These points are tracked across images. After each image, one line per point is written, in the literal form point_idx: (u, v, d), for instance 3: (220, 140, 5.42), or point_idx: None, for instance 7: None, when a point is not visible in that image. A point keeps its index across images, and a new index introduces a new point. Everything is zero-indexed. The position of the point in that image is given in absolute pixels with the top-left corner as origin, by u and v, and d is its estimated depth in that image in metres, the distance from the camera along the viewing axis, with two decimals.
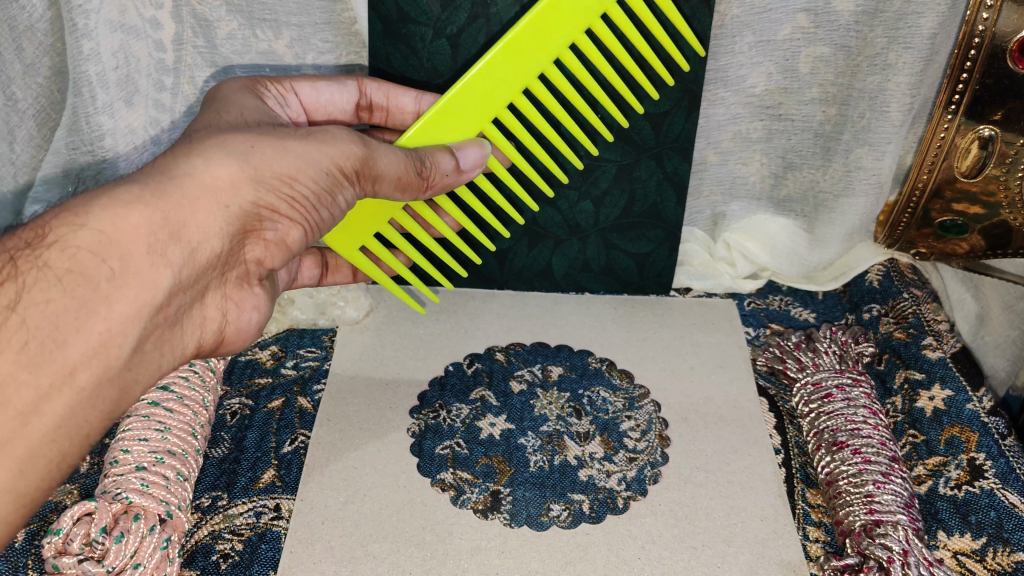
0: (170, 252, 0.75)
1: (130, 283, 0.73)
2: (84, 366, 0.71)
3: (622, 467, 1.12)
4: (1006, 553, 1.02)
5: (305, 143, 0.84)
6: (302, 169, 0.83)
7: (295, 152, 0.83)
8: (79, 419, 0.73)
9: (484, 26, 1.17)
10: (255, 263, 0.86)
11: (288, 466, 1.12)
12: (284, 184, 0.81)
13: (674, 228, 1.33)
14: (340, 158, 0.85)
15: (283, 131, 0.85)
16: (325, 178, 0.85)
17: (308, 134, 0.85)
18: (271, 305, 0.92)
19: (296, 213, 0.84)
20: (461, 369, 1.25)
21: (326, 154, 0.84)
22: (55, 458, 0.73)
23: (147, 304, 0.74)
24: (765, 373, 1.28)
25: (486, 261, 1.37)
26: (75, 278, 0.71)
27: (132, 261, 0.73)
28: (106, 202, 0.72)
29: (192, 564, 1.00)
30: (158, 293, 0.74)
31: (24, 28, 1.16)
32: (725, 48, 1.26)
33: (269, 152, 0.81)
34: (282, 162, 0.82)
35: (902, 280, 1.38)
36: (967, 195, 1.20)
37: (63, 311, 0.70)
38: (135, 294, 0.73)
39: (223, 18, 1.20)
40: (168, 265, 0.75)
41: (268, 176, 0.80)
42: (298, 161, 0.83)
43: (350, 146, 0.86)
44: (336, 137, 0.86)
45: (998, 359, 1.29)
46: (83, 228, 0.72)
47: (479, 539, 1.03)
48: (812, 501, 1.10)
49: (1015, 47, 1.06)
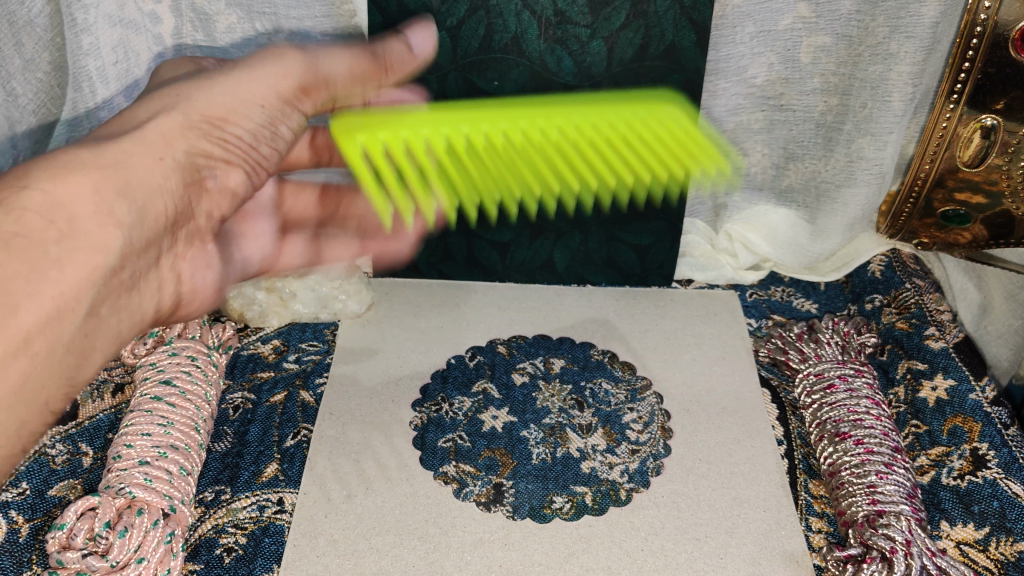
0: (119, 211, 0.71)
1: (81, 245, 0.69)
2: (39, 333, 0.66)
3: (624, 459, 1.12)
4: (1009, 543, 1.02)
5: (232, 80, 0.81)
6: (235, 105, 0.80)
7: (223, 89, 0.80)
8: (34, 385, 0.68)
9: (484, 18, 1.18)
10: (204, 218, 0.84)
11: (292, 459, 1.12)
12: (216, 126, 0.79)
13: (676, 219, 1.33)
14: (275, 82, 0.82)
15: (211, 73, 0.83)
16: (262, 114, 0.82)
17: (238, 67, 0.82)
18: (224, 262, 0.90)
19: (233, 155, 0.81)
20: (463, 361, 1.25)
21: (260, 84, 0.81)
22: (12, 427, 0.68)
23: (101, 266, 0.70)
24: (768, 363, 1.28)
25: (486, 251, 1.37)
26: (20, 241, 0.65)
27: (82, 221, 0.69)
28: (46, 164, 0.69)
29: (195, 557, 1.00)
30: (110, 255, 0.71)
31: (23, 23, 1.12)
32: (726, 37, 1.26)
33: (196, 90, 0.79)
34: (214, 100, 0.79)
35: (904, 270, 1.38)
36: (970, 184, 1.20)
37: (10, 275, 0.64)
38: (87, 256, 0.69)
39: (222, 12, 1.21)
40: (118, 225, 0.71)
41: (198, 121, 0.78)
42: (229, 99, 0.80)
43: (278, 68, 0.82)
44: (263, 63, 0.83)
45: (1000, 347, 1.29)
46: (27, 189, 0.67)
47: (482, 531, 1.03)
48: (815, 491, 1.10)
49: (1016, 35, 1.06)
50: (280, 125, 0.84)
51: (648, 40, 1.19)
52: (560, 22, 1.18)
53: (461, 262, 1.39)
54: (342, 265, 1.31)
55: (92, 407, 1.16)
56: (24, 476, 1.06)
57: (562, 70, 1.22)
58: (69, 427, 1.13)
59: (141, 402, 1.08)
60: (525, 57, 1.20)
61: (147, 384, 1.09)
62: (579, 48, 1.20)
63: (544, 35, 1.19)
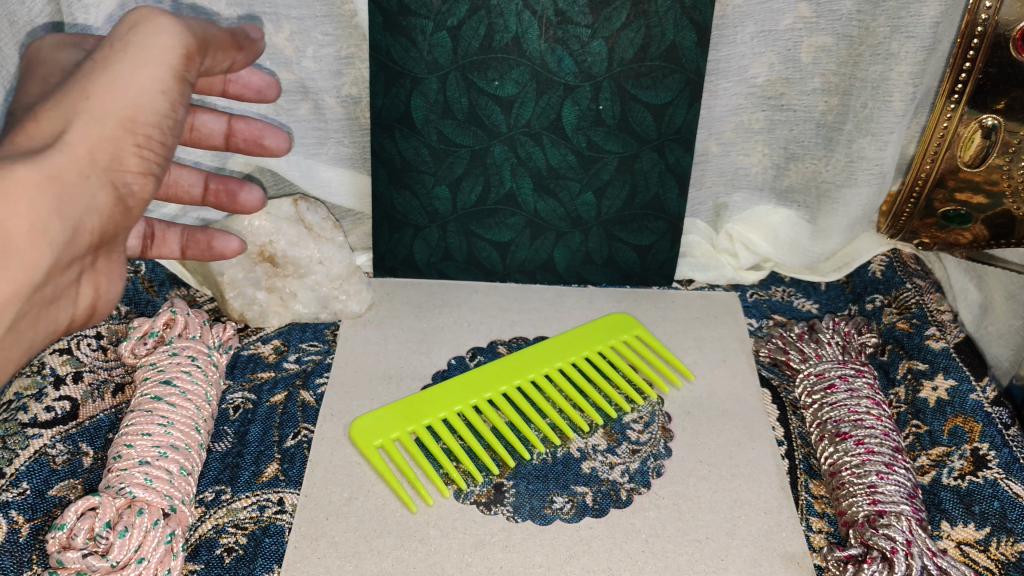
0: (52, 230, 0.69)
1: (10, 262, 0.67)
2: None
3: (625, 459, 1.12)
4: (1009, 543, 1.01)
5: (126, 63, 0.73)
6: (143, 99, 0.74)
7: (124, 80, 0.73)
8: None
9: (485, 18, 1.18)
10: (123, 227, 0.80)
11: (292, 460, 1.12)
12: (129, 130, 0.73)
13: (677, 220, 1.34)
14: (172, 67, 0.75)
15: (93, 62, 0.74)
16: (164, 103, 0.75)
17: (126, 47, 0.74)
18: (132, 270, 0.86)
19: (153, 165, 0.77)
20: (463, 362, 1.25)
21: (159, 67, 0.75)
22: None
23: (24, 285, 0.69)
24: (768, 363, 1.28)
25: (487, 251, 1.37)
26: None
27: (13, 239, 0.67)
28: None
29: (196, 558, 1.00)
30: (36, 273, 0.70)
31: (24, 23, 1.14)
32: (726, 37, 1.26)
33: (100, 86, 0.72)
34: (120, 95, 0.73)
35: (905, 270, 1.37)
36: (970, 184, 1.20)
37: None
38: (13, 276, 0.68)
39: (223, 12, 1.21)
40: (49, 244, 0.70)
41: (110, 124, 0.72)
42: (134, 98, 0.73)
43: (167, 40, 0.75)
44: (149, 40, 0.75)
45: (1002, 348, 1.28)
46: None
47: (483, 533, 1.03)
48: (816, 492, 1.10)
49: (1018, 35, 1.06)
50: (182, 110, 0.78)
51: (649, 40, 1.19)
52: (560, 22, 1.18)
53: (461, 262, 1.38)
54: (342, 265, 1.31)
55: (92, 406, 1.15)
56: (25, 476, 1.05)
57: (562, 70, 1.22)
58: (69, 427, 1.12)
59: (141, 402, 1.07)
60: (525, 57, 1.20)
61: (148, 384, 1.09)
62: (580, 48, 1.20)
63: (545, 35, 1.19)
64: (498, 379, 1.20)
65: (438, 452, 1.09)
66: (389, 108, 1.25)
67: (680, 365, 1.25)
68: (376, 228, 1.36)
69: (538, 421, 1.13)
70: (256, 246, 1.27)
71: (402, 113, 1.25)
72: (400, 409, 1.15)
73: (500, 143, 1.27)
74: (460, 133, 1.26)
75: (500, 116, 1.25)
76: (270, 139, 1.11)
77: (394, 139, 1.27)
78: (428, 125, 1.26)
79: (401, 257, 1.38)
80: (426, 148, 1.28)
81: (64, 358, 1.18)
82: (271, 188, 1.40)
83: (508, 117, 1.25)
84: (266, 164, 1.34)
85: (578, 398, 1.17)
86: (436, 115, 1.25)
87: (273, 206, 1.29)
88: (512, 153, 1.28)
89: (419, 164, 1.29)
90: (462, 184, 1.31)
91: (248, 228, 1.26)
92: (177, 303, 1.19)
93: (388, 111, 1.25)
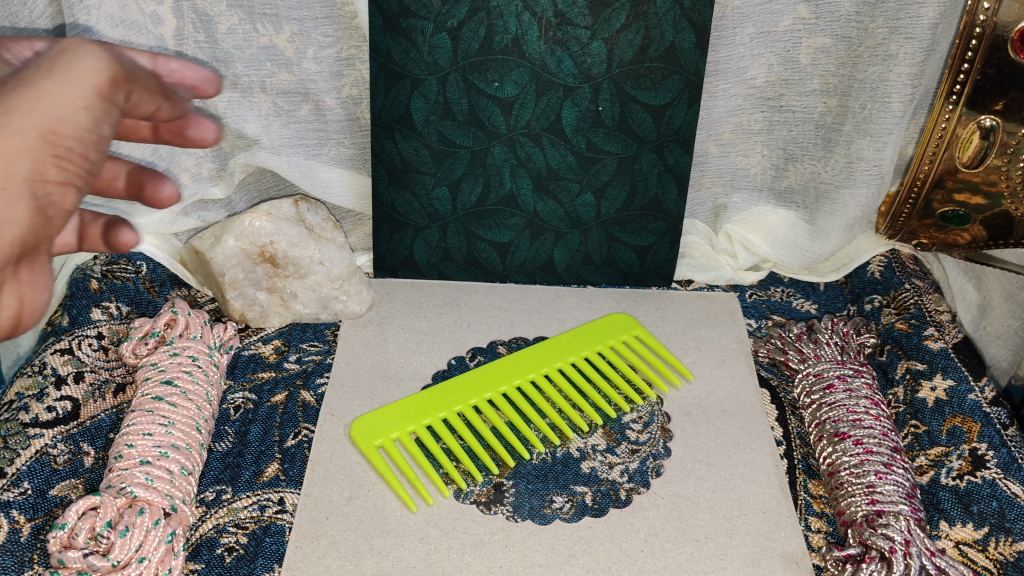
0: None
1: None
2: None
3: (624, 459, 1.13)
4: (1008, 543, 1.02)
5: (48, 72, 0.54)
6: (67, 109, 0.54)
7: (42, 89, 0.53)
8: None
9: (485, 19, 1.18)
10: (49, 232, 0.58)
11: (292, 459, 1.12)
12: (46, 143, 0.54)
13: (676, 220, 1.35)
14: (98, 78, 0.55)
15: (8, 80, 0.54)
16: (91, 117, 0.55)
17: (49, 65, 0.54)
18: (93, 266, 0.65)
19: (73, 173, 0.56)
20: (463, 362, 1.26)
21: (81, 85, 0.55)
22: None
23: None
24: (767, 363, 1.29)
25: (487, 251, 1.37)
26: None
27: None
28: None
29: (197, 557, 1.00)
30: None
31: None
32: (725, 39, 1.27)
33: (8, 103, 0.52)
34: (36, 110, 0.53)
35: (903, 271, 1.38)
36: (969, 185, 1.20)
37: None
38: None
39: (223, 13, 1.22)
40: None
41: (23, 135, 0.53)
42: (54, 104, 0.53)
43: (94, 60, 0.55)
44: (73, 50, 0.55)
45: (1000, 348, 1.29)
46: None
47: (483, 533, 1.03)
48: (814, 491, 1.11)
49: (1015, 36, 1.07)
50: (111, 129, 0.57)
51: (648, 41, 1.20)
52: (560, 24, 1.19)
53: (461, 262, 1.39)
54: (342, 266, 1.31)
55: (93, 406, 1.15)
56: (27, 475, 1.05)
57: (562, 71, 1.22)
58: (70, 427, 1.12)
59: (142, 402, 1.08)
60: (525, 58, 1.21)
61: (149, 384, 1.10)
62: (579, 50, 1.20)
63: (545, 36, 1.19)
64: (497, 379, 1.20)
65: (438, 452, 1.10)
66: (389, 109, 1.25)
67: (680, 367, 1.25)
68: (376, 229, 1.36)
69: (538, 421, 1.13)
70: (256, 247, 1.27)
71: (402, 113, 1.26)
72: (400, 409, 1.16)
73: (500, 144, 1.27)
74: (460, 134, 1.27)
75: (500, 117, 1.25)
76: (192, 128, 0.69)
77: (394, 140, 1.28)
78: (428, 126, 1.26)
79: (401, 257, 1.39)
80: (426, 149, 1.28)
81: (66, 358, 1.18)
82: (272, 188, 1.41)
83: (508, 118, 1.25)
84: (266, 164, 1.35)
85: (578, 398, 1.18)
86: (437, 116, 1.26)
87: (274, 206, 1.29)
88: (512, 153, 1.28)
89: (420, 164, 1.30)
90: (462, 184, 1.31)
91: (248, 229, 1.27)
92: (178, 304, 1.19)
93: (388, 112, 1.26)
